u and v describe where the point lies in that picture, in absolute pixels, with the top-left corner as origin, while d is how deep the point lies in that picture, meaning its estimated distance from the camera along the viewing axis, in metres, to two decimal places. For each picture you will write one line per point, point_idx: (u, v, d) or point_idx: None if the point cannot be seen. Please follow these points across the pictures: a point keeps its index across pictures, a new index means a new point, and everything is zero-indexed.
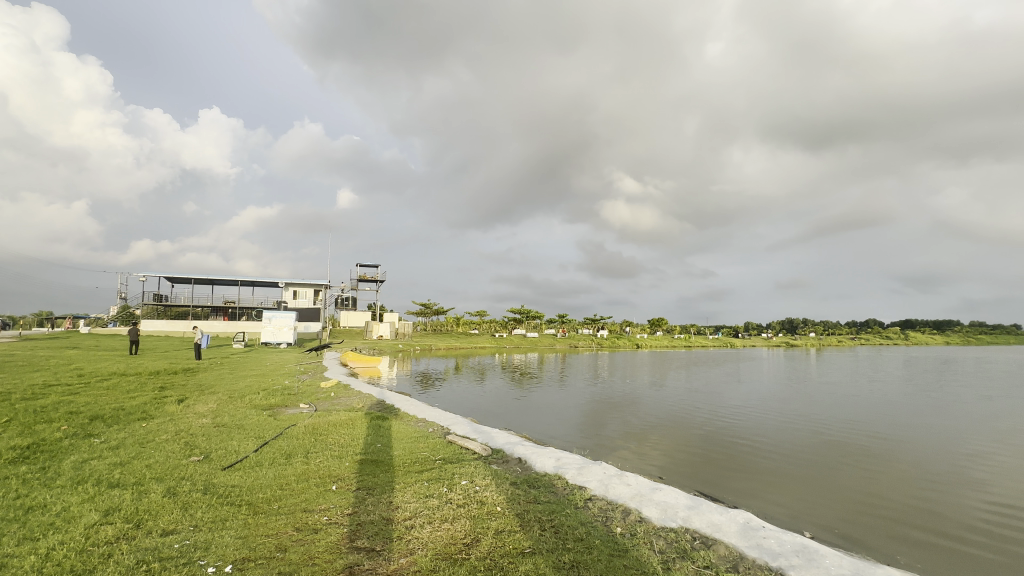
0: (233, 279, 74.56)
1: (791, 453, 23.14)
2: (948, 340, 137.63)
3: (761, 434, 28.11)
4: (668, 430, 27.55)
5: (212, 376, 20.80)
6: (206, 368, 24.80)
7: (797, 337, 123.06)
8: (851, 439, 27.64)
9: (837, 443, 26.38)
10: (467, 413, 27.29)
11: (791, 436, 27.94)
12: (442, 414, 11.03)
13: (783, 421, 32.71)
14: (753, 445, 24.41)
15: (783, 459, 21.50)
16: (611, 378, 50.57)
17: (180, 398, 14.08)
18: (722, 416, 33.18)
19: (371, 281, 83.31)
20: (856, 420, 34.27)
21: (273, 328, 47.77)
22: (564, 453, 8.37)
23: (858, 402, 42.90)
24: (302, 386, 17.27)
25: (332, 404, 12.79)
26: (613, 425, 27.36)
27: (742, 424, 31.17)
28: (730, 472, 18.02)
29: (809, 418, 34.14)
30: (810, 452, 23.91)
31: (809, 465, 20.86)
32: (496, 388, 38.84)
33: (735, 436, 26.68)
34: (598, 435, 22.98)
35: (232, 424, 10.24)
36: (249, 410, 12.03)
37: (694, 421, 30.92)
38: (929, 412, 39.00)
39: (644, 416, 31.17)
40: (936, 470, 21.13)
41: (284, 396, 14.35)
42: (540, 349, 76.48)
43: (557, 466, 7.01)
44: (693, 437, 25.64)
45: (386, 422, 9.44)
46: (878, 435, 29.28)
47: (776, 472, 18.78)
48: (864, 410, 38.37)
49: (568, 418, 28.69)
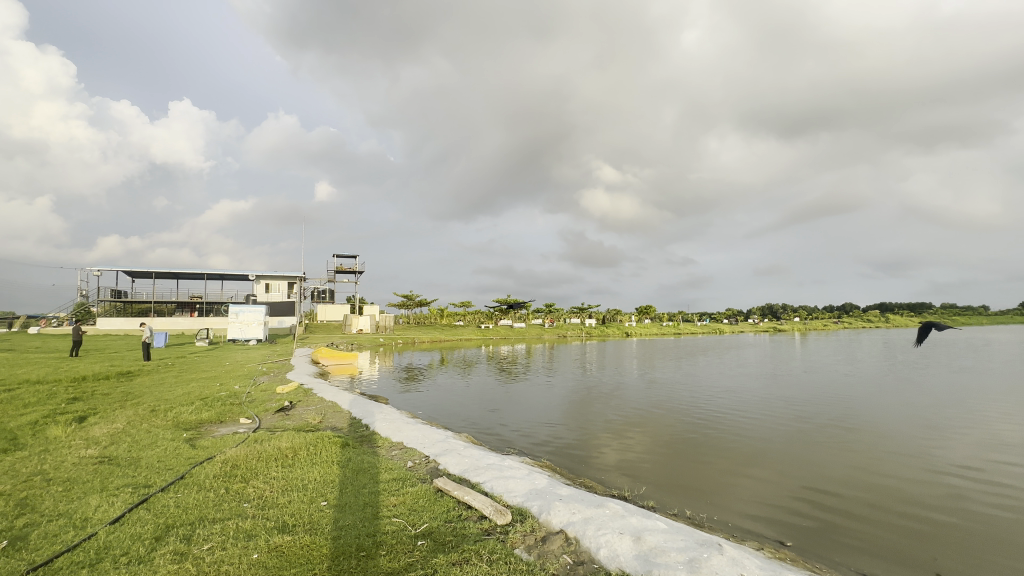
0: (199, 272, 69.84)
1: (803, 439, 21.55)
2: (925, 322, 140.63)
3: (773, 421, 26.07)
4: (672, 419, 25.69)
5: (151, 381, 17.48)
6: (150, 371, 21.32)
7: (782, 322, 123.33)
8: (866, 424, 25.92)
9: (845, 426, 25.03)
10: (454, 408, 24.76)
11: (797, 420, 26.47)
12: (425, 431, 8.14)
13: (784, 406, 31.26)
14: (762, 432, 22.76)
15: (796, 445, 19.85)
16: (605, 369, 48.17)
17: (83, 414, 10.85)
18: (723, 404, 31.53)
19: (349, 272, 79.41)
20: (862, 404, 32.77)
21: (240, 323, 44.07)
22: (630, 515, 5.62)
23: (853, 385, 42.08)
24: (254, 391, 14.22)
25: (283, 417, 9.83)
26: (612, 417, 25.22)
27: (748, 412, 29.14)
28: (751, 465, 16.00)
29: (815, 403, 32.54)
30: (827, 437, 22.08)
31: (830, 450, 19.07)
32: (483, 381, 36.36)
33: (741, 424, 25.00)
34: (598, 429, 20.80)
35: (124, 459, 7.10)
36: (162, 434, 8.81)
37: (698, 411, 28.78)
38: (925, 393, 38.28)
39: (643, 407, 29.24)
40: (951, 450, 19.92)
41: (222, 408, 11.21)
42: (527, 340, 73.82)
43: (642, 558, 4.25)
44: (698, 428, 23.79)
45: (345, 452, 6.49)
46: (885, 418, 27.89)
47: (800, 461, 16.85)
48: (861, 393, 37.52)
49: (563, 411, 26.49)
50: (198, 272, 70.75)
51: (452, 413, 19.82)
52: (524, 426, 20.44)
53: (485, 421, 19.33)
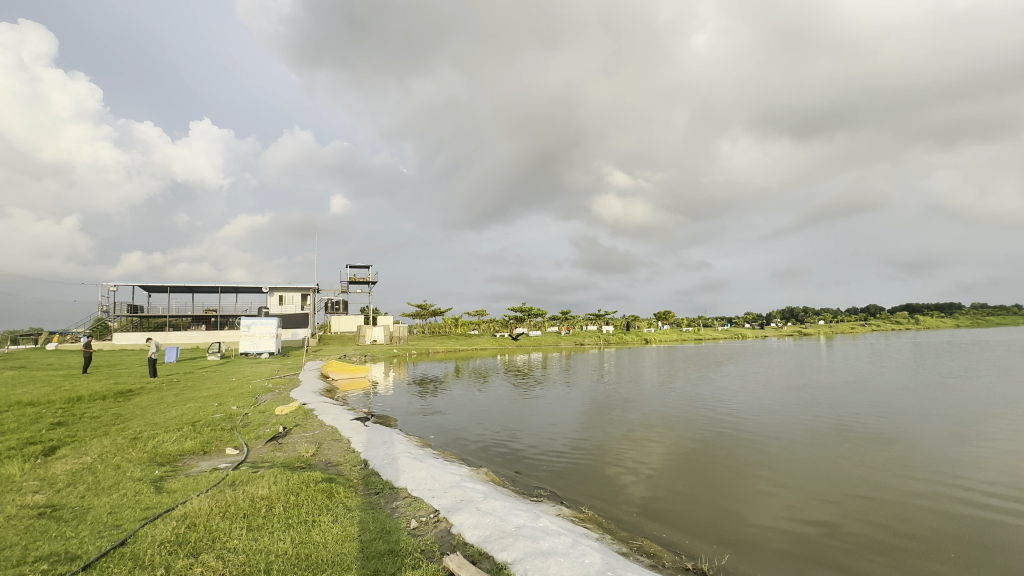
0: (213, 286, 69.91)
1: (846, 447, 19.84)
2: (957, 323, 135.10)
3: (810, 430, 24.25)
4: (701, 429, 24.03)
5: (149, 401, 16.50)
6: (153, 389, 20.42)
7: (806, 326, 119.53)
8: (915, 433, 23.92)
9: (889, 434, 23.19)
10: (469, 421, 23.45)
11: (834, 428, 24.66)
12: (435, 469, 6.72)
13: (818, 414, 29.37)
14: (800, 441, 21.06)
15: (839, 456, 18.23)
16: (625, 378, 46.40)
17: (54, 444, 9.67)
18: (753, 413, 29.70)
19: (362, 282, 78.96)
20: (904, 411, 30.66)
21: (252, 336, 43.43)
22: None
23: (889, 391, 39.76)
24: (252, 412, 13.00)
25: (275, 449, 8.52)
26: (638, 429, 23.65)
27: (781, 420, 27.36)
28: (796, 479, 14.36)
29: (853, 410, 30.49)
30: (872, 446, 20.30)
31: (879, 461, 17.36)
32: (499, 392, 34.97)
33: (777, 433, 23.27)
34: (623, 441, 19.27)
35: (69, 510, 5.81)
36: (129, 472, 7.53)
37: (728, 420, 27.08)
38: (968, 398, 35.86)
39: (669, 417, 27.56)
40: (1011, 459, 18.15)
41: (210, 436, 9.97)
42: (543, 348, 72.08)
43: None
44: (731, 437, 22.12)
45: (333, 504, 5.13)
46: (930, 425, 25.87)
47: (849, 474, 15.18)
48: (899, 399, 35.31)
49: (584, 421, 24.99)
50: (212, 286, 70.85)
51: (467, 425, 18.48)
52: (544, 439, 19.07)
53: (500, 432, 17.96)
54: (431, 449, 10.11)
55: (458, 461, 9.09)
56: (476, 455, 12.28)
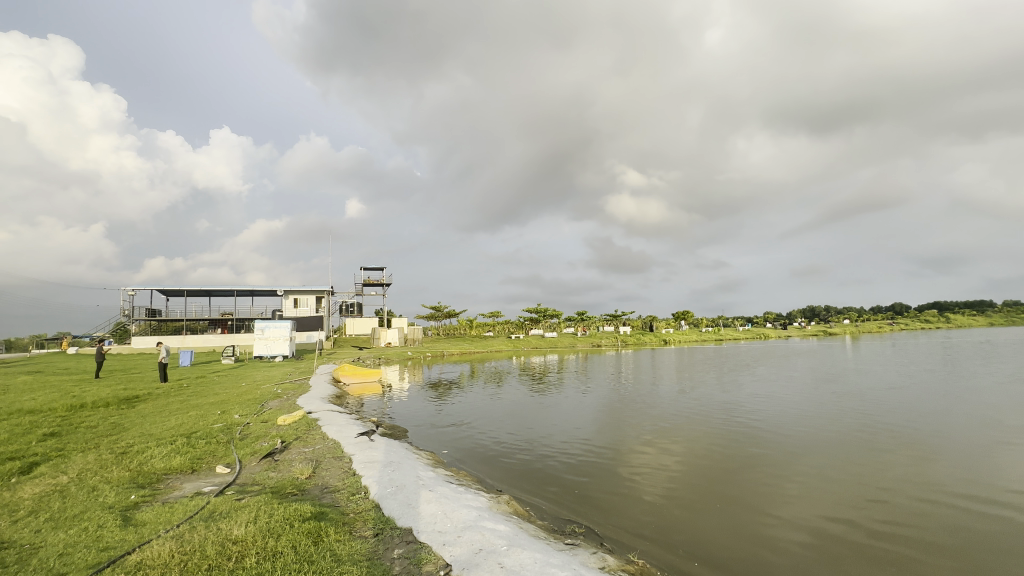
0: (230, 288, 70.26)
1: (885, 452, 18.44)
2: (991, 321, 129.85)
3: (845, 432, 22.78)
4: (729, 431, 22.72)
5: (152, 409, 15.84)
6: (160, 395, 19.87)
7: (830, 326, 115.97)
8: (959, 436, 22.30)
9: (930, 438, 21.64)
10: (484, 424, 22.50)
11: (870, 431, 23.18)
12: (442, 498, 5.64)
13: (850, 416, 27.79)
14: (835, 444, 19.69)
15: (878, 460, 16.90)
16: (645, 379, 44.96)
17: (35, 460, 8.88)
18: (779, 414, 28.23)
19: (376, 285, 78.62)
20: (945, 413, 28.83)
21: (266, 339, 43.10)
22: None
23: (925, 392, 37.74)
24: (253, 421, 12.16)
25: (270, 468, 7.56)
26: (660, 432, 22.43)
27: (810, 422, 25.91)
28: (837, 484, 13.12)
29: (888, 413, 28.78)
30: (914, 450, 18.83)
31: (924, 467, 15.96)
32: (514, 394, 34.04)
33: (808, 435, 21.90)
34: (647, 445, 18.15)
35: (12, 553, 4.88)
36: (100, 497, 6.63)
37: (754, 422, 25.76)
38: (1011, 400, 33.76)
39: (694, 419, 26.25)
40: None
41: (203, 451, 9.07)
42: (560, 350, 70.66)
43: None
44: (760, 439, 20.81)
45: (319, 554, 4.10)
46: (975, 428, 24.13)
47: (893, 481, 13.91)
48: (937, 401, 33.42)
49: (603, 425, 23.87)
50: (229, 290, 71.27)
51: (480, 431, 17.56)
52: (563, 443, 18.05)
53: (513, 436, 16.97)
54: (444, 467, 9.07)
55: (475, 484, 8.00)
56: (490, 464, 11.32)
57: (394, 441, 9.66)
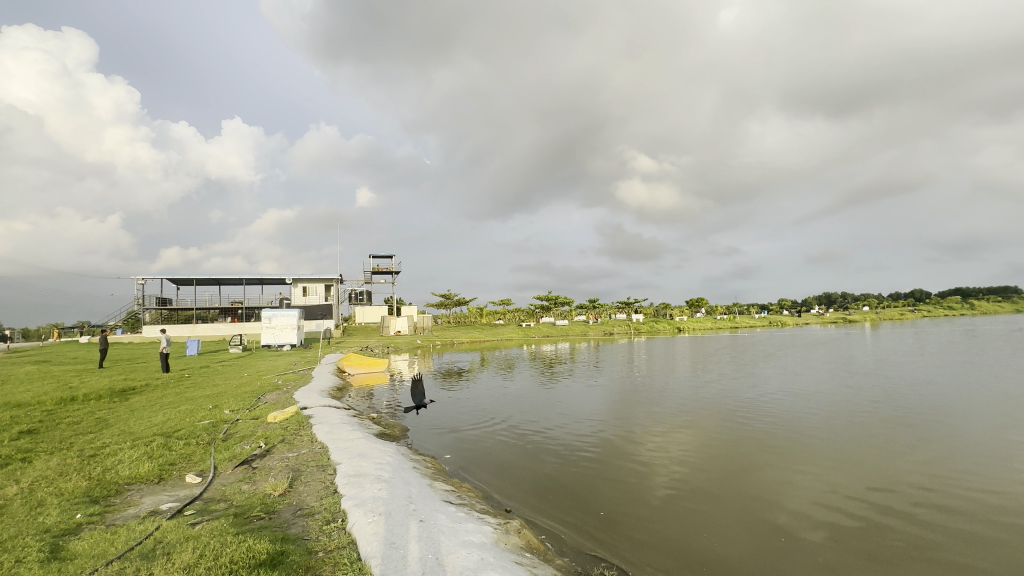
0: (239, 276, 70.04)
1: (913, 442, 17.44)
2: (1017, 308, 125.84)
3: (873, 422, 21.60)
4: (747, 420, 21.72)
5: (143, 401, 15.07)
6: (158, 386, 19.19)
7: (850, 313, 112.78)
8: (999, 427, 20.96)
9: (960, 428, 20.53)
10: (492, 414, 21.75)
11: (895, 420, 22.08)
12: (429, 525, 4.63)
13: (874, 405, 26.58)
14: (860, 434, 18.69)
15: (905, 451, 15.95)
16: (657, 368, 43.88)
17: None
18: (799, 403, 27.12)
19: (385, 273, 77.89)
20: (980, 402, 27.37)
21: (274, 328, 42.59)
22: None
23: (951, 381, 36.23)
24: (242, 417, 11.24)
25: (247, 478, 6.56)
26: (676, 421, 21.50)
27: (831, 411, 24.86)
28: (870, 485, 12.10)
29: (914, 402, 27.54)
30: (941, 440, 17.89)
31: (957, 460, 14.96)
32: (523, 383, 33.24)
33: (830, 425, 20.84)
34: (661, 435, 17.29)
35: None
36: (40, 515, 5.64)
37: (773, 411, 24.73)
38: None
39: (710, 408, 25.23)
40: None
41: (178, 455, 8.10)
42: (571, 338, 69.49)
43: None
44: (779, 429, 19.81)
45: None
46: (1008, 418, 22.87)
47: (921, 476, 13.03)
48: (965, 390, 31.94)
49: (616, 414, 22.98)
50: (238, 278, 71.06)
51: (487, 423, 16.77)
52: (574, 432, 17.23)
53: (520, 427, 16.09)
54: (447, 480, 8.00)
55: (480, 504, 6.91)
56: (492, 466, 10.55)
57: (392, 446, 8.60)
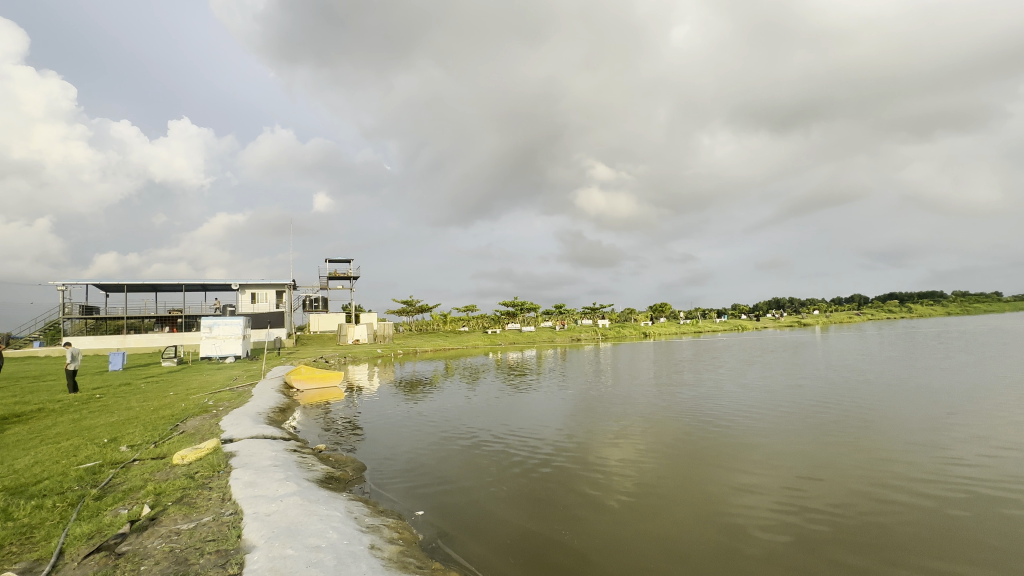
0: (179, 282, 64.13)
1: (877, 437, 17.13)
2: (949, 310, 134.87)
3: (845, 422, 21.17)
4: (722, 426, 20.79)
5: (19, 434, 11.85)
6: (55, 412, 15.78)
7: (803, 317, 117.17)
8: (952, 422, 21.18)
9: (921, 425, 20.53)
10: (456, 428, 19.74)
11: (858, 419, 21.94)
12: None
13: (839, 405, 26.54)
14: (828, 433, 18.27)
15: (869, 445, 15.60)
16: (625, 376, 42.90)
17: None
18: (768, 407, 26.59)
19: (343, 278, 73.70)
20: (933, 400, 27.93)
21: (215, 338, 38.29)
22: None
23: (902, 381, 37.32)
24: (141, 458, 8.53)
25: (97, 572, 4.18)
26: (652, 428, 20.24)
27: (795, 412, 24.59)
28: (877, 490, 11.01)
29: (875, 401, 27.72)
30: (900, 435, 17.78)
31: (918, 452, 14.69)
32: (489, 393, 31.22)
33: (804, 426, 20.14)
34: (637, 444, 15.99)
35: None
36: None
37: (743, 415, 24.03)
38: (984, 386, 33.53)
39: (683, 415, 24.24)
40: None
41: (9, 531, 5.36)
42: (537, 345, 67.99)
43: None
44: (754, 432, 18.97)
45: None
46: (961, 414, 23.32)
47: (885, 469, 12.61)
48: (918, 389, 32.77)
49: (589, 424, 21.44)
50: (178, 284, 65.03)
51: (447, 441, 14.90)
52: (545, 445, 15.67)
53: (490, 450, 14.06)
54: (422, 569, 5.65)
55: None
56: (455, 517, 8.76)
57: (341, 507, 6.20)
